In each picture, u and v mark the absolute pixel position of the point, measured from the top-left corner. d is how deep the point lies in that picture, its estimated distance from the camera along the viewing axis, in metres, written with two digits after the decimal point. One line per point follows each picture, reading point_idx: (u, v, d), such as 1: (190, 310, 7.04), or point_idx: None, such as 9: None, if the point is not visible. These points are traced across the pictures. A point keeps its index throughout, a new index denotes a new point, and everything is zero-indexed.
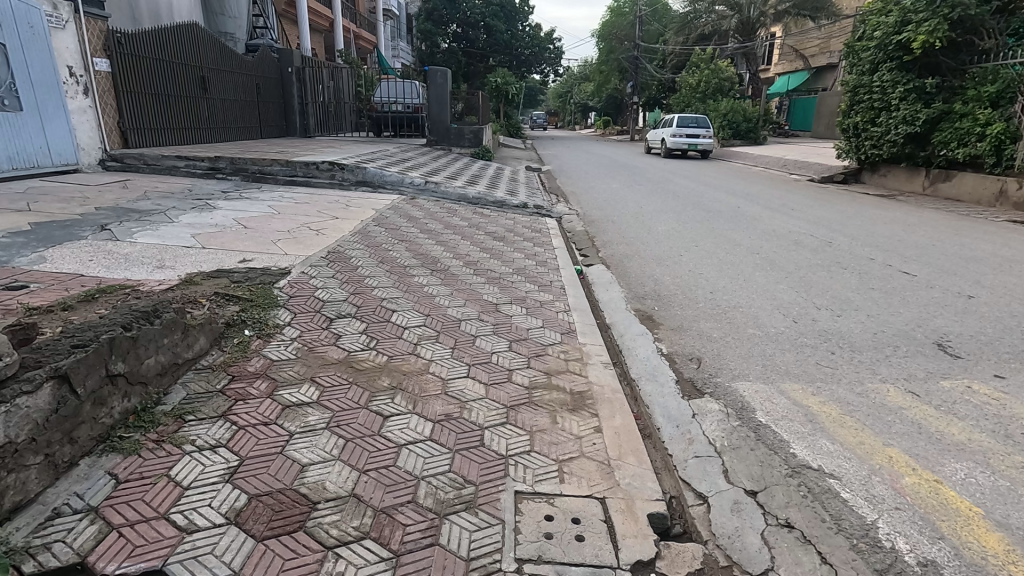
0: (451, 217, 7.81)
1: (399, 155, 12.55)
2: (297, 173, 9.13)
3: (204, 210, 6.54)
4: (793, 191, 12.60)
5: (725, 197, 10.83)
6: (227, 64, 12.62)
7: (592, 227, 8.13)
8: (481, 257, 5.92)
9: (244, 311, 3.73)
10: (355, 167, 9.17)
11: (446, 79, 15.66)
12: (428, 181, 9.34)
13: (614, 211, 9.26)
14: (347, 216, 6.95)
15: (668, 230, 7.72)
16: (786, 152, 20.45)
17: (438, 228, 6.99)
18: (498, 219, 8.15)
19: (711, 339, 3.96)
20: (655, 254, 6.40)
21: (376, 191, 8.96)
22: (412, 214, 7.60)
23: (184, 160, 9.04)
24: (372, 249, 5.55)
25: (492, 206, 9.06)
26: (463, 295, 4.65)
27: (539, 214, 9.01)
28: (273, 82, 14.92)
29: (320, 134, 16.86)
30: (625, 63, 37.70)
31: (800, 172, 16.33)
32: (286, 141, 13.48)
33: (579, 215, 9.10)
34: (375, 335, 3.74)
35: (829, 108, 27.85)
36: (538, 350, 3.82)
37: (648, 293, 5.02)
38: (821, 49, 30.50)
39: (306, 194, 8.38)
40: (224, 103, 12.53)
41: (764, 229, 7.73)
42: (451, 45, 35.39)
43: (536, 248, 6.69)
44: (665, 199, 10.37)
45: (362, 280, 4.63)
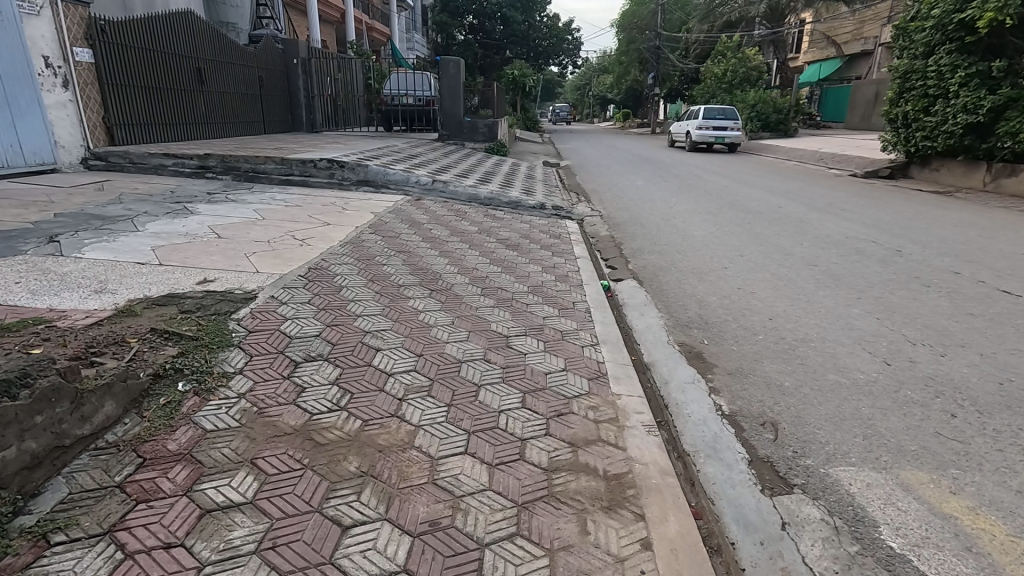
0: (459, 221, 6.97)
1: (407, 151, 11.72)
2: (293, 171, 8.38)
3: (180, 216, 5.80)
4: (838, 187, 11.48)
5: (763, 195, 9.82)
6: (226, 56, 11.93)
7: (619, 232, 7.21)
8: (490, 271, 5.07)
9: (184, 356, 2.93)
10: (356, 165, 8.39)
11: (461, 70, 14.61)
12: (436, 180, 8.51)
13: (642, 213, 8.30)
14: (341, 221, 6.16)
15: (705, 235, 6.77)
16: (821, 145, 19.19)
17: (443, 234, 6.15)
18: (512, 222, 7.29)
19: (784, 391, 3.05)
20: (695, 267, 5.48)
21: (379, 192, 8.16)
22: (415, 218, 6.79)
23: (172, 158, 8.35)
24: (362, 263, 4.73)
25: (505, 207, 8.20)
26: (466, 324, 3.80)
27: (558, 216, 8.12)
28: (277, 75, 14.20)
29: (328, 128, 16.14)
30: (646, 54, 36.43)
31: (839, 167, 15.15)
32: (289, 137, 12.76)
33: (603, 217, 8.17)
34: (350, 388, 2.90)
35: (864, 98, 26.34)
36: (559, 407, 2.95)
37: (692, 321, 4.11)
38: (854, 35, 28.89)
39: (301, 195, 7.60)
40: (222, 97, 11.84)
41: (817, 235, 6.73)
42: (467, 37, 34.47)
43: (554, 258, 5.82)
44: (698, 198, 9.40)
45: (344, 307, 3.81)
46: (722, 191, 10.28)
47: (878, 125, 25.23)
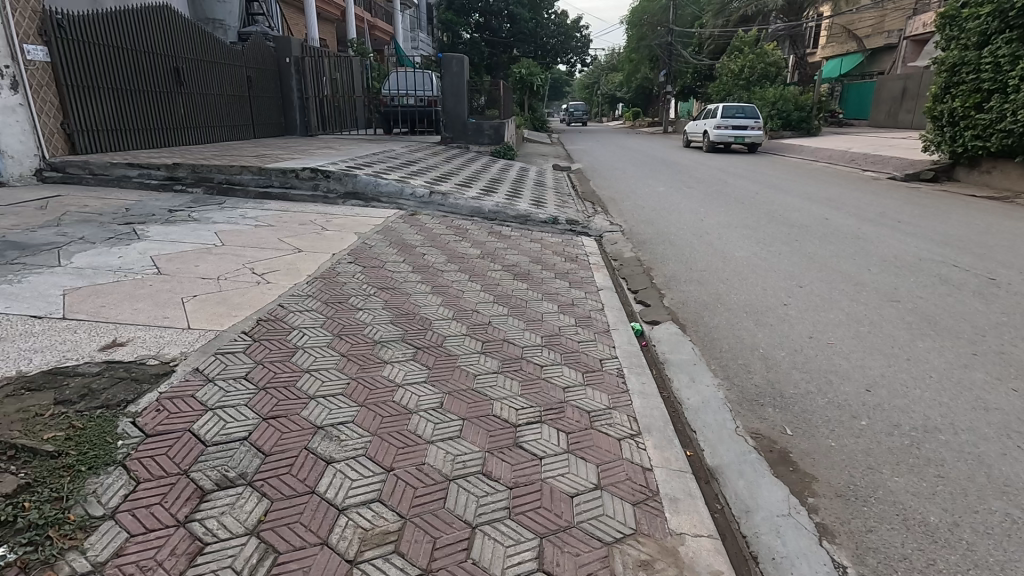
0: (459, 242, 5.97)
1: (405, 156, 10.74)
2: (272, 183, 7.41)
3: (121, 242, 4.84)
4: (881, 193, 10.35)
5: (803, 204, 8.75)
6: (209, 54, 11.03)
7: (646, 253, 6.18)
8: (494, 313, 4.05)
9: (26, 493, 1.94)
10: (343, 175, 7.41)
11: (464, 68, 13.99)
12: (434, 191, 7.50)
13: (669, 228, 7.25)
14: (317, 246, 5.18)
15: (749, 258, 5.73)
16: (850, 144, 17.97)
17: (439, 261, 5.17)
18: (520, 242, 6.27)
19: (936, 539, 2.03)
20: (747, 303, 4.45)
21: (368, 206, 7.18)
22: (407, 239, 5.81)
23: (137, 167, 7.41)
24: (329, 308, 3.73)
25: (513, 222, 7.19)
26: (458, 406, 2.79)
27: (573, 233, 7.09)
28: (268, 74, 13.30)
29: (324, 131, 15.20)
30: (658, 51, 35.21)
31: (874, 168, 13.98)
32: (279, 141, 11.82)
33: (625, 232, 7.14)
34: (276, 543, 1.90)
35: (889, 93, 25.02)
36: (596, 567, 1.94)
37: (763, 392, 3.08)
38: (876, 28, 27.59)
39: (278, 211, 6.63)
40: (204, 99, 10.94)
41: (883, 257, 5.67)
42: (473, 35, 33.50)
43: (572, 291, 4.81)
44: (730, 209, 8.34)
45: (293, 384, 2.80)
46: (754, 200, 9.22)
47: (905, 122, 23.92)
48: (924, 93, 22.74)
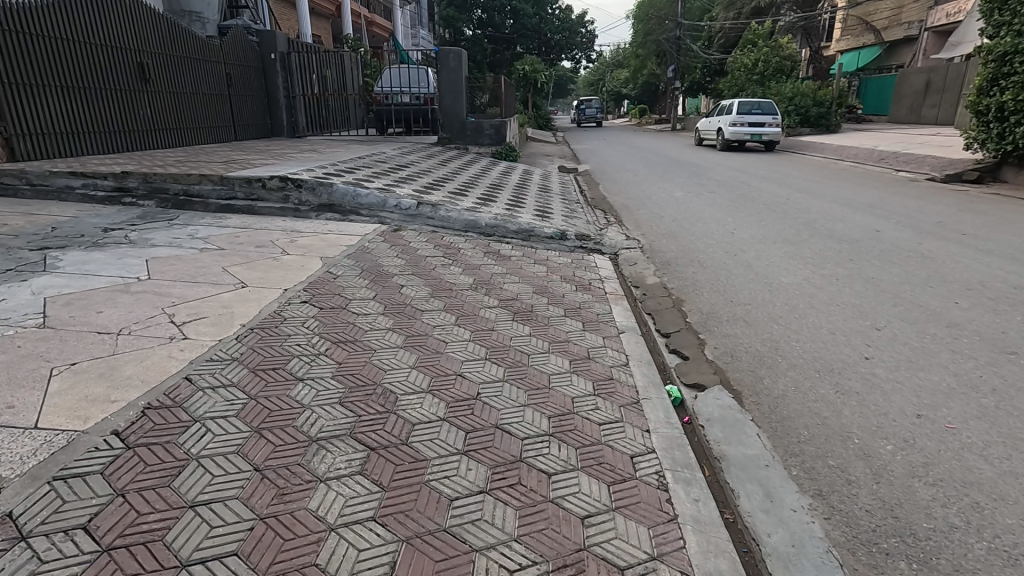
0: (447, 267, 4.95)
1: (396, 160, 9.73)
2: (235, 195, 6.41)
3: (18, 277, 3.84)
4: (926, 196, 9.26)
5: (847, 213, 7.66)
6: (181, 49, 10.08)
7: (673, 277, 5.14)
8: (484, 379, 3.03)
9: None
10: (317, 185, 6.41)
11: (462, 63, 12.97)
12: (422, 201, 6.48)
13: (696, 245, 6.20)
14: (269, 278, 4.18)
15: (801, 288, 4.69)
16: (876, 141, 16.81)
17: (420, 295, 4.16)
18: (522, 265, 5.24)
19: None
20: (818, 358, 3.41)
21: (345, 220, 6.17)
22: (384, 264, 4.81)
23: (80, 177, 6.43)
24: (255, 382, 2.72)
25: (514, 237, 6.16)
26: (419, 572, 1.79)
27: (584, 251, 6.06)
28: (251, 71, 12.33)
29: (313, 132, 14.20)
30: (665, 45, 33.98)
31: (909, 167, 12.84)
32: (260, 144, 10.85)
33: (645, 250, 6.10)
34: None
35: (911, 87, 23.80)
36: None
37: (883, 530, 2.06)
38: (894, 20, 26.35)
39: (236, 228, 5.63)
40: (176, 98, 10.01)
41: (969, 284, 4.60)
42: (475, 32, 32.58)
43: (588, 337, 3.78)
44: (764, 220, 7.28)
45: (160, 538, 1.79)
46: (787, 208, 8.16)
47: (929, 117, 22.74)
48: (951, 86, 21.62)
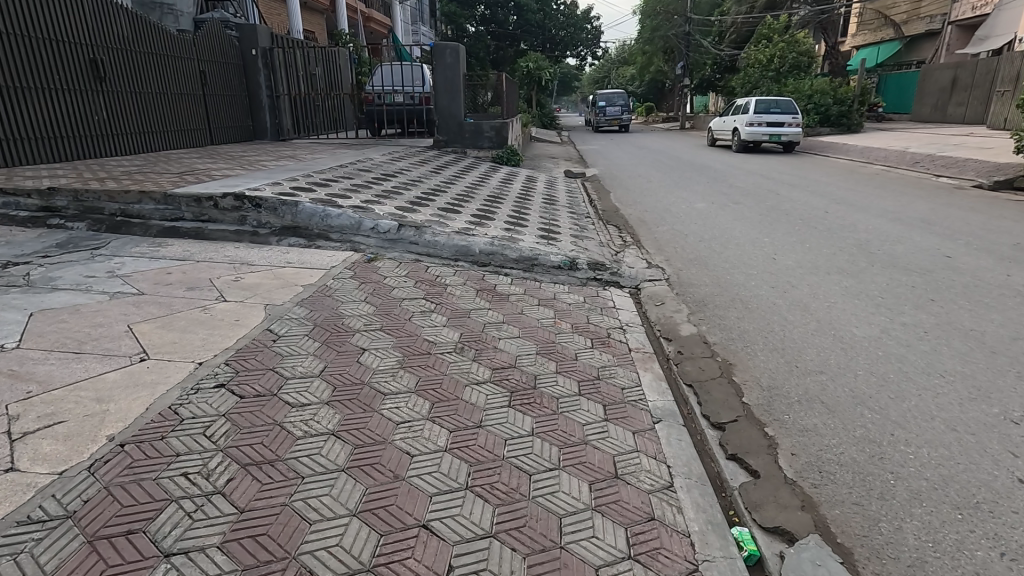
0: (427, 314, 3.91)
1: (385, 167, 8.69)
2: (183, 215, 5.41)
3: None
4: (984, 207, 8.15)
5: (902, 232, 6.60)
6: (141, 45, 9.15)
7: (713, 326, 4.09)
8: (462, 536, 2.00)
9: None
10: (278, 203, 5.39)
11: (460, 59, 11.93)
12: (404, 223, 5.43)
13: (733, 276, 5.14)
14: (186, 342, 3.14)
15: (883, 346, 3.64)
16: (906, 142, 15.67)
17: (386, 365, 3.12)
18: (522, 310, 4.21)
19: None
20: (950, 480, 2.37)
21: (311, 246, 5.15)
22: (346, 312, 3.77)
23: (1, 195, 5.45)
24: (86, 569, 1.68)
25: (514, 267, 5.14)
26: None
27: (598, 284, 5.04)
28: (228, 68, 11.30)
29: (299, 133, 13.14)
30: (674, 41, 32.62)
31: (949, 172, 11.72)
32: (235, 149, 9.84)
33: (672, 283, 5.06)
34: None
35: (936, 84, 22.58)
36: None
37: None
38: (914, 13, 25.07)
39: (174, 259, 4.61)
40: (135, 99, 9.06)
41: None
42: (478, 28, 31.56)
43: (614, 433, 2.75)
44: (807, 241, 6.23)
45: None
46: (830, 225, 7.08)
47: (955, 116, 21.52)
48: (979, 83, 20.44)
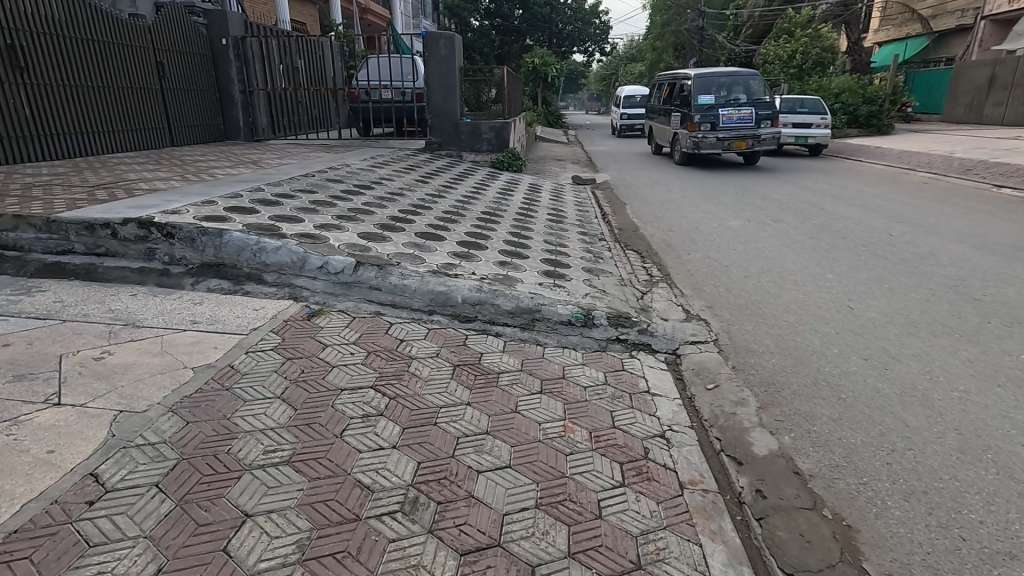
0: (370, 423, 2.58)
1: (361, 175, 7.36)
2: (72, 247, 4.10)
3: None
4: None
5: (1001, 267, 5.23)
6: (82, 32, 7.92)
7: (801, 438, 2.75)
8: None
9: None
10: (197, 233, 4.07)
11: (456, 51, 10.59)
12: (363, 260, 4.10)
13: (804, 338, 3.81)
14: None
15: None
16: (950, 146, 14.24)
17: (272, 559, 1.80)
18: (516, 407, 2.88)
19: None
20: None
21: (235, 293, 3.83)
22: (240, 425, 2.43)
23: None
24: None
25: (507, 325, 3.79)
26: None
27: (621, 350, 3.69)
28: (192, 59, 9.99)
29: (278, 133, 11.79)
30: (687, 36, 31.06)
31: (1012, 181, 10.29)
32: (193, 151, 8.54)
33: (721, 349, 3.72)
34: None
35: (970, 82, 21.11)
36: None
37: None
38: (942, 7, 23.56)
39: (32, 316, 3.31)
40: (72, 94, 7.81)
41: None
42: (483, 22, 30.12)
43: None
44: (885, 282, 4.87)
45: None
46: (905, 254, 5.72)
47: (992, 117, 20.07)
48: (1021, 81, 19.08)
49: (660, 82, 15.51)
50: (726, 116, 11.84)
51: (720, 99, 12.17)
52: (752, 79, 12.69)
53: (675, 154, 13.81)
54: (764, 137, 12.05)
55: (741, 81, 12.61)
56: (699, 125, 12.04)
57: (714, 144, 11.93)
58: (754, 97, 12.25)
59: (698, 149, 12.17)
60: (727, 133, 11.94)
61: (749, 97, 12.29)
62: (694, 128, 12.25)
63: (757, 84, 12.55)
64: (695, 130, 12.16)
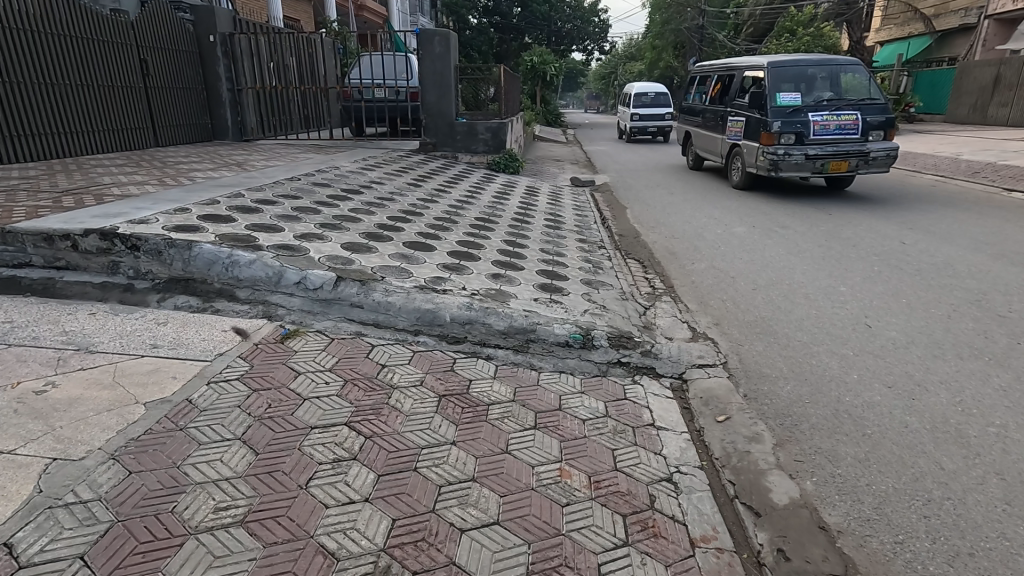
0: (340, 470, 2.28)
1: (350, 179, 7.06)
2: (29, 260, 3.81)
3: None
4: None
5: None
6: (59, 28, 7.61)
7: (824, 483, 2.46)
8: None
9: None
10: (165, 245, 3.77)
11: (451, 50, 10.28)
12: (344, 274, 3.80)
13: (820, 362, 3.52)
14: None
15: None
16: (957, 147, 13.95)
17: None
18: (506, 446, 2.59)
19: None
20: None
21: (204, 311, 3.54)
22: (191, 475, 2.14)
23: None
24: None
25: (499, 347, 3.50)
26: None
27: (622, 374, 3.40)
28: (177, 56, 9.67)
29: (269, 134, 11.46)
30: (686, 35, 30.78)
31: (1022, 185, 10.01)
32: (176, 153, 8.23)
33: (731, 373, 3.43)
34: None
35: (975, 82, 20.81)
36: None
37: None
38: (945, 6, 23.27)
39: None
40: (49, 93, 7.50)
41: None
42: (481, 20, 29.78)
43: None
44: (902, 296, 4.59)
45: None
46: (920, 264, 5.43)
47: (997, 118, 19.78)
48: None
49: (710, 73, 11.23)
50: (817, 126, 8.25)
51: (806, 100, 8.60)
52: (856, 69, 8.84)
53: (734, 173, 10.03)
54: (876, 154, 8.18)
55: (834, 72, 8.91)
56: (777, 138, 8.40)
57: (800, 164, 8.26)
58: (856, 95, 8.56)
59: (775, 170, 8.45)
60: (816, 147, 8.30)
61: (846, 95, 8.64)
62: (771, 139, 8.48)
63: (863, 77, 8.81)
64: (771, 142, 8.46)
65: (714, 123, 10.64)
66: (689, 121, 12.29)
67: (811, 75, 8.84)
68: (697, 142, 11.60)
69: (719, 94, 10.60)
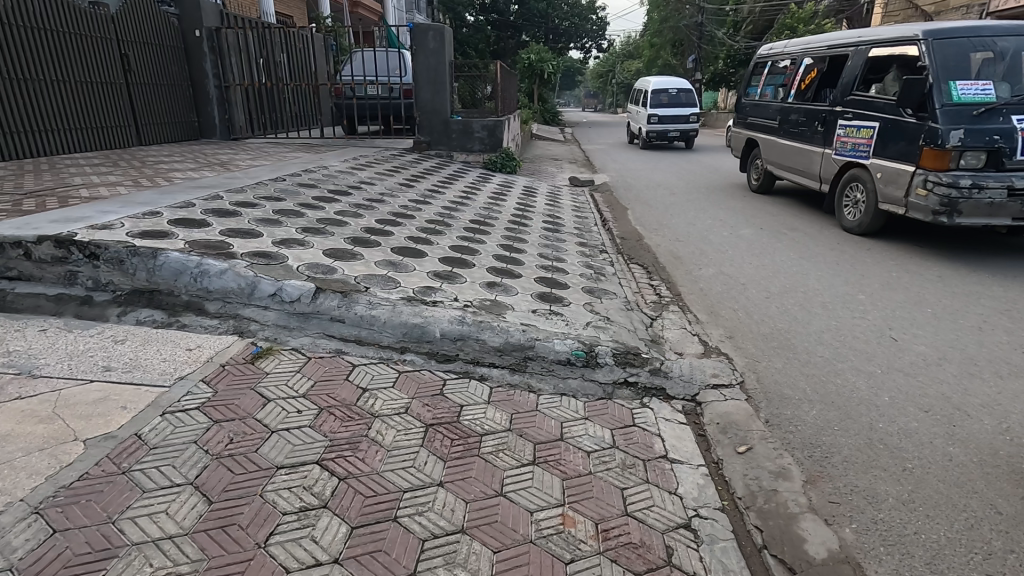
0: (307, 523, 1.96)
1: (339, 179, 6.72)
2: None
3: None
4: None
5: None
6: (34, 21, 7.26)
7: (865, 532, 2.15)
8: None
9: None
10: (127, 254, 3.44)
11: (445, 45, 9.94)
12: (324, 286, 3.47)
13: (848, 382, 3.21)
14: None
15: None
16: None
17: None
18: (502, 488, 2.26)
19: None
20: None
21: (168, 326, 3.20)
22: (128, 533, 1.81)
23: None
24: None
25: (494, 366, 3.17)
26: None
27: (629, 397, 3.08)
28: (161, 51, 9.31)
29: (257, 132, 11.03)
30: (685, 33, 30.47)
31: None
32: (158, 152, 7.89)
33: (750, 396, 3.11)
34: None
35: None
36: None
37: None
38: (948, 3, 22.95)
39: None
40: (21, 89, 7.12)
41: None
42: (478, 18, 29.41)
43: None
44: (928, 306, 4.28)
45: None
46: (941, 271, 5.12)
47: None
48: None
49: (792, 57, 8.17)
50: None
51: (1001, 92, 5.37)
52: None
53: (848, 206, 6.66)
54: None
55: None
56: (959, 155, 5.16)
57: (996, 207, 5.14)
58: None
59: (950, 212, 5.24)
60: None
61: None
62: (946, 161, 5.25)
63: None
64: (946, 164, 5.23)
65: (806, 127, 7.39)
66: (748, 122, 9.23)
67: (1000, 50, 5.60)
68: (765, 154, 8.56)
69: (817, 82, 7.35)
